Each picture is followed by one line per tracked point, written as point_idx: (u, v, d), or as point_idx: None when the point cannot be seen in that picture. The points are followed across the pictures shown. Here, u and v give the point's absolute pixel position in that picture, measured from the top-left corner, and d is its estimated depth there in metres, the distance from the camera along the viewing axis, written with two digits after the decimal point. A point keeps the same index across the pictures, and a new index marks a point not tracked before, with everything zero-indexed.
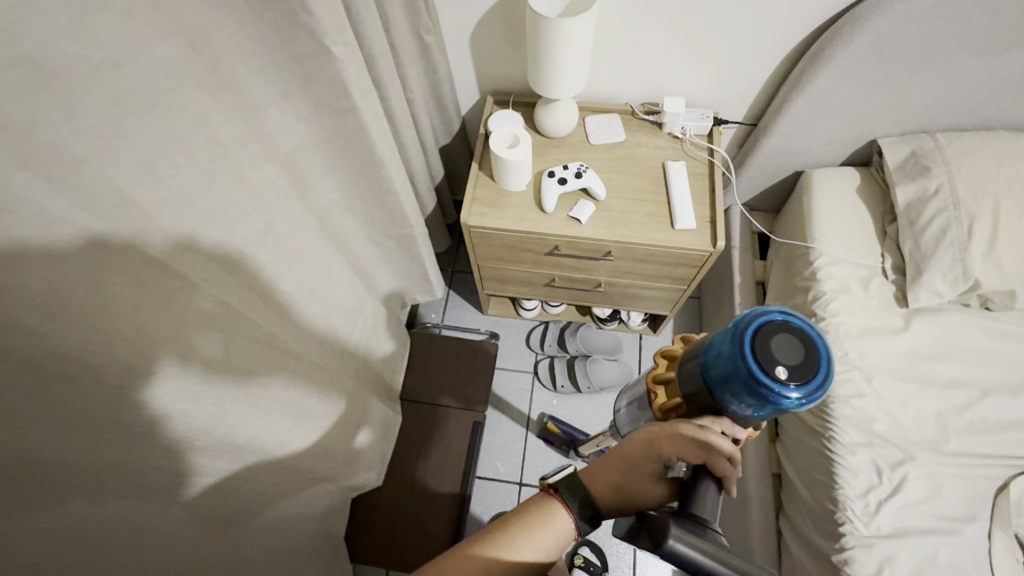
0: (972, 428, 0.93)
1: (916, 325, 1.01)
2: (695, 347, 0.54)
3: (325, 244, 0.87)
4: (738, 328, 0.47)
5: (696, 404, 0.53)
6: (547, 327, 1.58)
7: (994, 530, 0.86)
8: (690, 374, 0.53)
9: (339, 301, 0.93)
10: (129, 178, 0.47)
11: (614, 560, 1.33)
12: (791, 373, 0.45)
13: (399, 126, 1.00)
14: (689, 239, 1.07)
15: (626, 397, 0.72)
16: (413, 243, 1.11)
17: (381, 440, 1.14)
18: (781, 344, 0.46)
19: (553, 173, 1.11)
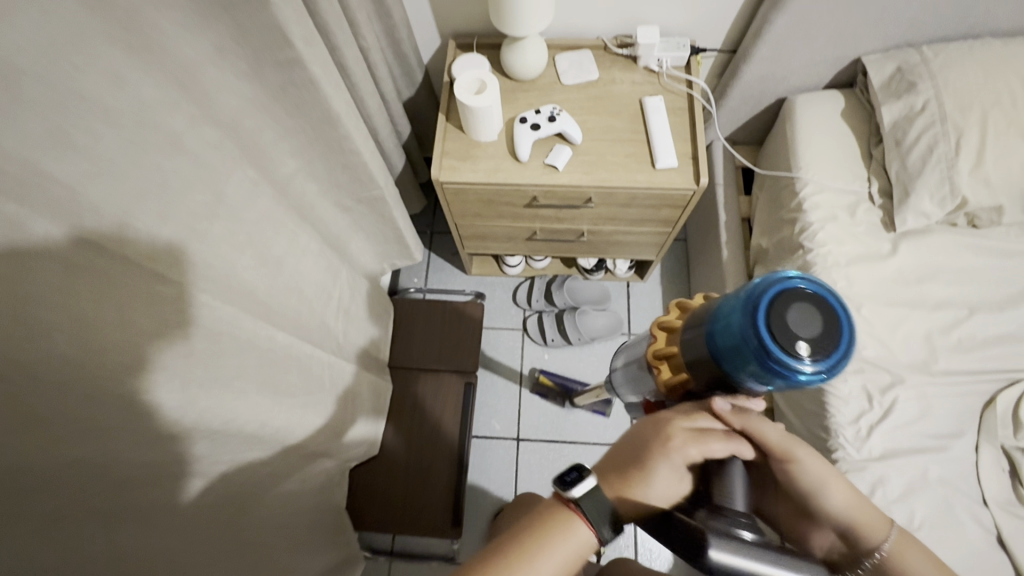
0: (959, 346, 0.93)
1: (904, 249, 0.99)
2: (699, 314, 0.50)
3: (289, 213, 0.82)
4: (750, 296, 0.43)
5: (702, 375, 0.50)
6: (533, 282, 1.55)
7: (981, 443, 0.87)
8: (694, 343, 0.50)
9: (310, 272, 0.88)
10: (40, 151, 0.41)
11: None
12: (808, 347, 0.41)
13: (355, 79, 0.92)
14: (672, 178, 1.03)
15: (622, 358, 0.70)
16: (385, 205, 1.05)
17: (373, 410, 1.12)
18: (799, 314, 0.42)
19: (525, 120, 1.05)
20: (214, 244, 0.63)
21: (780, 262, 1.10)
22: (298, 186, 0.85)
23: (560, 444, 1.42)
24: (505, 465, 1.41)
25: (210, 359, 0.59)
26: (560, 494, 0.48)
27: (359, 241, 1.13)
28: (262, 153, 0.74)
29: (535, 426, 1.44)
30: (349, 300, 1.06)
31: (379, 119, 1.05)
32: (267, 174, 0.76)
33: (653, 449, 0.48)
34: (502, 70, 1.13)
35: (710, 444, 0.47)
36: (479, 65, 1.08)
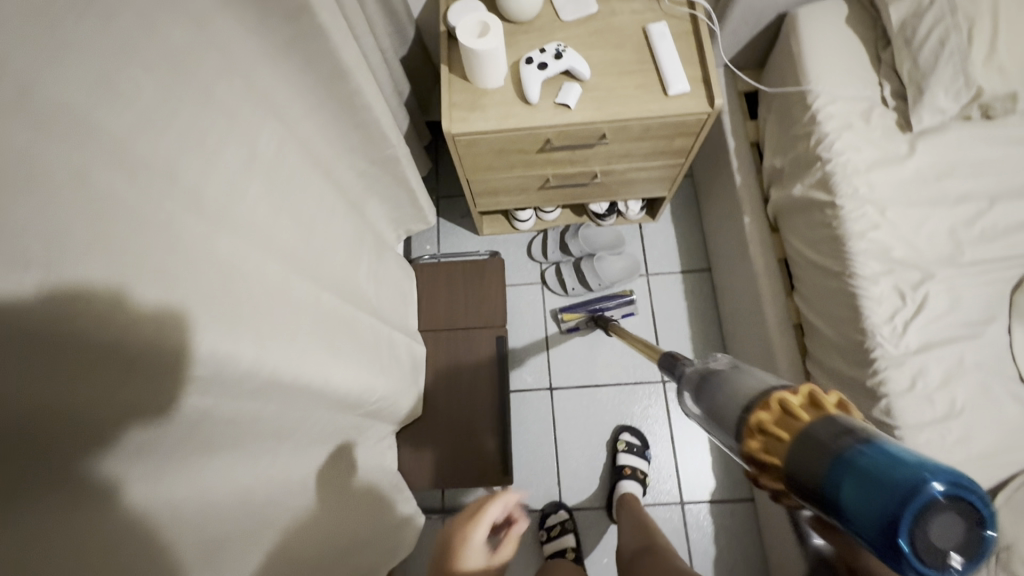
0: (984, 237, 0.95)
1: (921, 149, 1.00)
2: (814, 447, 0.42)
3: (317, 174, 0.81)
4: (899, 496, 0.35)
5: (794, 494, 0.45)
6: (546, 235, 1.55)
7: (1014, 327, 0.89)
8: (794, 474, 0.43)
9: (339, 235, 0.88)
10: (75, 100, 0.40)
11: (653, 438, 1.40)
12: (956, 558, 0.36)
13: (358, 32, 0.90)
14: (684, 103, 1.02)
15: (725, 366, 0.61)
16: (399, 165, 1.04)
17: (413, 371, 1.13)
18: (944, 526, 0.36)
19: (530, 61, 1.03)
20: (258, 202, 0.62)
21: (797, 179, 1.10)
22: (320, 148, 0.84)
23: (593, 388, 1.45)
24: (542, 415, 1.44)
25: (267, 314, 0.59)
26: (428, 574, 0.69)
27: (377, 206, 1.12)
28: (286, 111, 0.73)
29: (566, 374, 1.46)
30: (376, 265, 1.06)
31: (383, 76, 1.03)
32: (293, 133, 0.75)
33: (466, 524, 0.70)
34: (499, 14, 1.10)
35: None
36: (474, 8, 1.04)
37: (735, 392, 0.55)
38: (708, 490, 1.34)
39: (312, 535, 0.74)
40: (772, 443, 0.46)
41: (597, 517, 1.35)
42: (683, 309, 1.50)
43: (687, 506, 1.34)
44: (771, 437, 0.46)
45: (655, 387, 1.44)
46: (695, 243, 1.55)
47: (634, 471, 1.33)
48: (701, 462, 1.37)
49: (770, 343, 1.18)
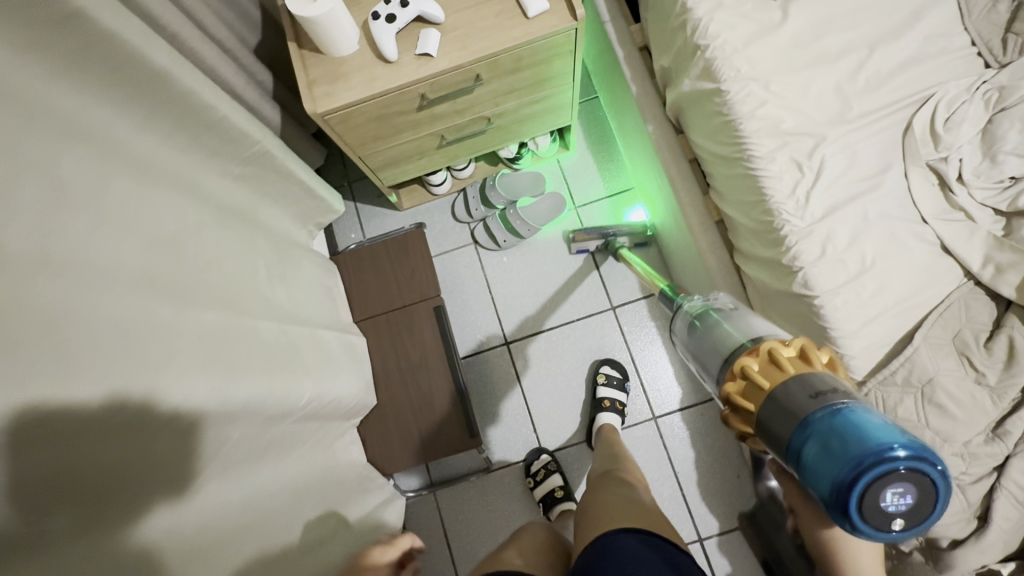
0: (869, 87, 0.93)
1: (795, 11, 0.96)
2: (784, 403, 0.51)
3: (171, 189, 0.76)
4: (850, 462, 0.44)
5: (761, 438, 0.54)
6: (466, 193, 1.50)
7: (910, 169, 0.89)
8: (766, 425, 0.52)
9: (218, 247, 0.83)
10: None
11: (637, 367, 1.41)
12: (896, 518, 0.45)
13: (174, 28, 0.82)
14: (548, 22, 0.97)
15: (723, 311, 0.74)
16: (272, 157, 0.98)
17: (351, 365, 1.12)
18: (894, 492, 0.44)
19: (377, 15, 0.96)
20: (80, 236, 0.58)
21: (683, 73, 1.07)
22: (170, 160, 0.78)
23: (548, 332, 1.45)
24: (505, 370, 1.44)
25: (100, 361, 0.54)
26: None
27: (269, 207, 1.07)
28: (110, 132, 0.67)
29: (519, 326, 1.46)
30: (282, 268, 1.02)
31: (226, 68, 0.96)
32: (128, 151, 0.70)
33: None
34: None
35: None
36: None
37: (723, 336, 0.68)
38: (676, 400, 1.38)
39: (266, 548, 0.74)
40: (756, 391, 0.55)
41: (579, 452, 1.38)
42: None
43: (660, 420, 1.37)
44: (750, 382, 0.56)
45: (607, 316, 1.44)
46: (616, 164, 1.53)
47: (614, 403, 1.34)
48: (664, 375, 1.40)
49: (697, 245, 1.18)
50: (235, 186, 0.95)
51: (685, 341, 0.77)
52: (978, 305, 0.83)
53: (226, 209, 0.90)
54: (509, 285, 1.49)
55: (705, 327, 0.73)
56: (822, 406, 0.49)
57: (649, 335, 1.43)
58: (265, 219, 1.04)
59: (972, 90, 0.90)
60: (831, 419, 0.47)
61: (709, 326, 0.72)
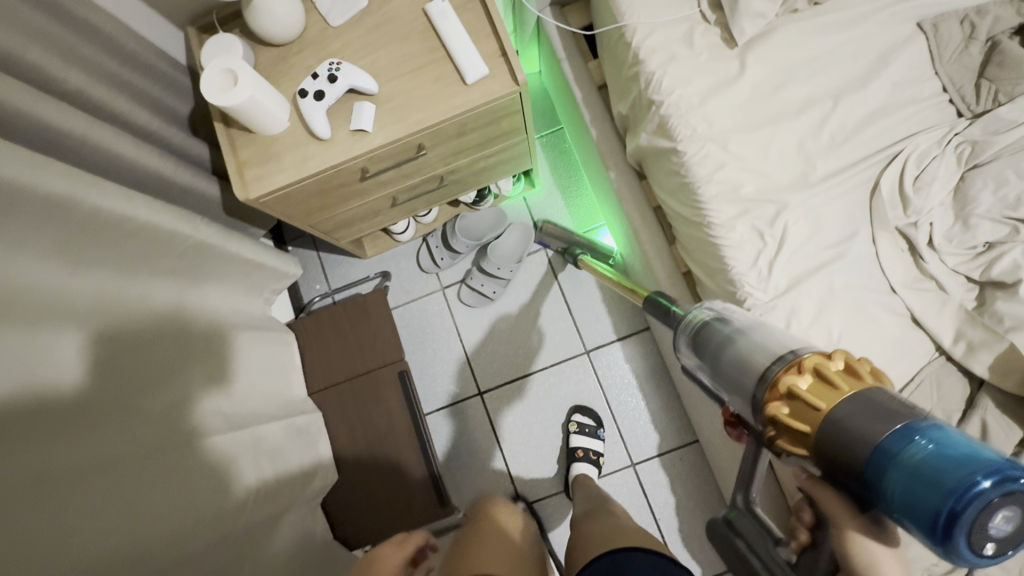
0: (833, 143, 0.87)
1: (752, 62, 0.89)
2: (861, 414, 0.51)
3: (84, 319, 0.72)
4: (954, 486, 0.43)
5: (822, 447, 0.53)
6: (428, 242, 1.46)
7: (877, 234, 0.84)
8: (835, 437, 0.51)
9: (130, 370, 0.77)
10: None
11: (613, 413, 1.37)
12: (995, 545, 0.44)
13: (78, 132, 0.77)
14: (488, 88, 0.90)
15: (733, 323, 0.68)
16: (198, 247, 0.93)
17: (301, 450, 1.08)
18: (999, 519, 0.43)
19: (305, 91, 0.90)
20: None
21: (640, 124, 1.01)
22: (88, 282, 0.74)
23: (521, 380, 1.42)
24: (480, 422, 1.41)
25: None
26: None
27: (215, 291, 1.02)
28: (14, 274, 0.63)
29: (492, 374, 1.42)
30: (224, 361, 0.98)
31: (146, 158, 0.90)
32: (36, 294, 0.65)
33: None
34: (259, 41, 0.95)
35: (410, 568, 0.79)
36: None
37: (741, 357, 0.62)
38: (655, 445, 1.34)
39: None
40: (830, 394, 0.53)
41: (557, 503, 1.36)
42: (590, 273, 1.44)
43: (639, 466, 1.34)
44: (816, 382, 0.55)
45: (582, 360, 1.40)
46: (584, 199, 1.46)
47: (588, 453, 1.31)
48: (642, 419, 1.36)
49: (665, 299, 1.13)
50: (167, 281, 0.89)
51: (694, 360, 0.71)
52: (949, 383, 0.79)
53: (158, 313, 0.85)
54: (480, 332, 1.45)
55: (714, 344, 0.67)
56: (906, 425, 0.49)
57: (625, 380, 1.39)
58: (208, 308, 0.99)
59: (942, 143, 0.85)
60: (921, 440, 0.47)
61: (718, 343, 0.66)
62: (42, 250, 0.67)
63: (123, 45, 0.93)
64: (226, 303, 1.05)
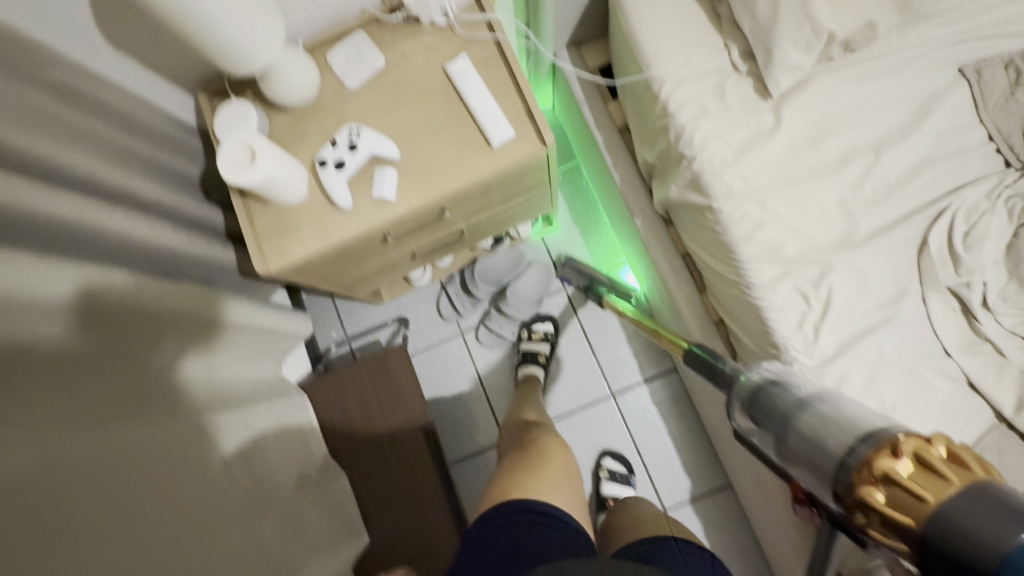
0: (876, 198, 0.84)
1: (788, 114, 0.86)
2: (978, 514, 0.41)
3: (124, 415, 0.70)
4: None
5: (922, 550, 0.43)
6: (447, 290, 1.44)
7: (928, 294, 0.80)
8: (942, 543, 0.41)
9: (164, 464, 0.74)
10: None
11: (643, 459, 1.34)
12: None
13: (93, 222, 0.74)
14: (513, 150, 0.87)
15: (798, 392, 0.60)
16: (198, 323, 0.89)
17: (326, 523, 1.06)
18: None
19: (325, 161, 0.87)
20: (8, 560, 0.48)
21: (669, 176, 0.97)
22: (120, 380, 0.71)
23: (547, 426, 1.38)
24: None
25: None
26: None
27: (232, 363, 0.99)
28: (45, 388, 0.59)
29: None
30: (243, 439, 0.95)
31: (159, 233, 0.87)
32: (83, 398, 0.64)
33: None
34: (273, 105, 0.92)
35: None
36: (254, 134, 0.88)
37: (813, 433, 0.54)
38: (687, 490, 1.31)
39: None
40: (934, 487, 0.43)
41: None
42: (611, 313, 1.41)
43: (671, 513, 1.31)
44: (919, 469, 0.44)
45: (608, 404, 1.37)
46: (604, 237, 1.43)
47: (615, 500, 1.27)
48: (672, 464, 1.32)
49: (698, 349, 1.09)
50: (185, 361, 0.85)
51: (755, 431, 0.62)
52: (1013, 452, 0.75)
53: (184, 399, 0.83)
54: (500, 377, 1.42)
55: (778, 415, 0.59)
56: None
57: (654, 423, 1.35)
58: (228, 383, 0.96)
59: (991, 196, 0.81)
60: None
61: (783, 415, 0.58)
62: (75, 360, 0.64)
63: (132, 116, 0.89)
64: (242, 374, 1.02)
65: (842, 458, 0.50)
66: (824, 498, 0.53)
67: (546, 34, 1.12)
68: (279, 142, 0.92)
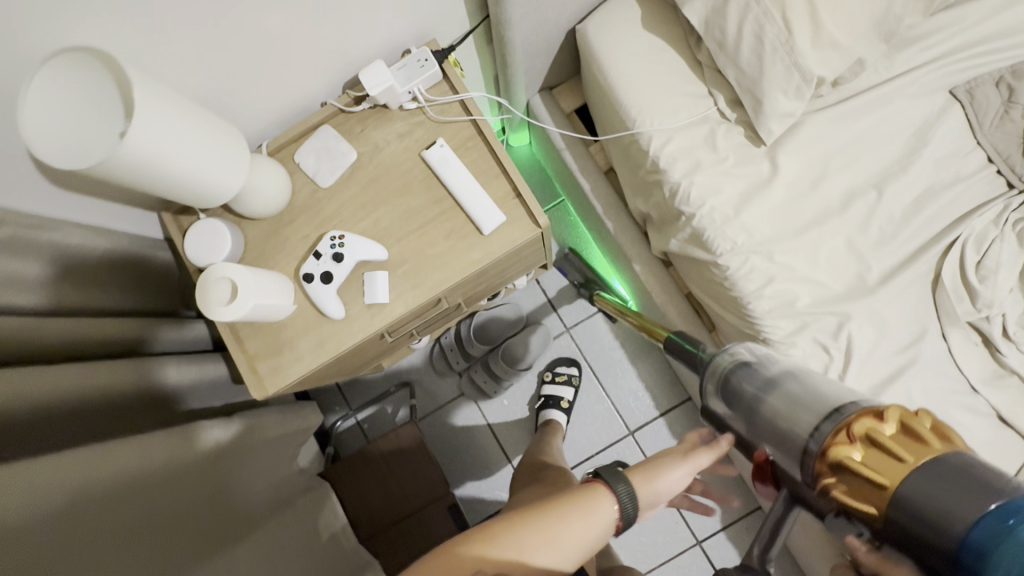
0: (883, 237, 0.82)
1: (784, 160, 0.83)
2: (946, 477, 0.44)
3: None
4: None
5: (882, 509, 0.46)
6: (443, 344, 1.39)
7: (947, 330, 0.79)
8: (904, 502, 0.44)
9: None
10: None
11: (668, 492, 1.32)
12: None
13: (73, 390, 0.68)
14: (506, 234, 0.83)
15: (763, 373, 0.63)
16: (206, 457, 0.84)
17: None
18: None
19: (309, 275, 0.82)
20: None
21: (668, 228, 0.93)
22: (136, 551, 0.66)
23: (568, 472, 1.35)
24: None
25: None
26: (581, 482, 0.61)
27: (249, 481, 0.93)
28: None
29: None
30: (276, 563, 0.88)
31: (140, 377, 0.81)
32: None
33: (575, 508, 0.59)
34: (244, 217, 0.86)
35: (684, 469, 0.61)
36: (228, 256, 0.82)
37: (784, 416, 0.56)
38: (717, 518, 1.30)
39: None
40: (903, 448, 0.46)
41: None
42: (618, 350, 1.38)
43: (705, 543, 1.30)
44: (902, 433, 0.46)
45: (627, 442, 1.35)
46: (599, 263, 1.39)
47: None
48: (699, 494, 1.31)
49: None
50: (197, 501, 0.79)
51: (727, 409, 0.63)
52: None
53: (202, 544, 0.76)
54: (514, 429, 1.38)
55: (746, 402, 0.61)
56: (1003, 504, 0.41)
57: None
58: (247, 505, 0.90)
59: (999, 222, 0.80)
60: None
61: (751, 400, 0.60)
62: (73, 560, 0.58)
63: (96, 248, 0.83)
64: (262, 486, 0.96)
65: (812, 440, 0.52)
66: (790, 469, 0.55)
67: (517, 88, 1.07)
68: (256, 255, 0.86)
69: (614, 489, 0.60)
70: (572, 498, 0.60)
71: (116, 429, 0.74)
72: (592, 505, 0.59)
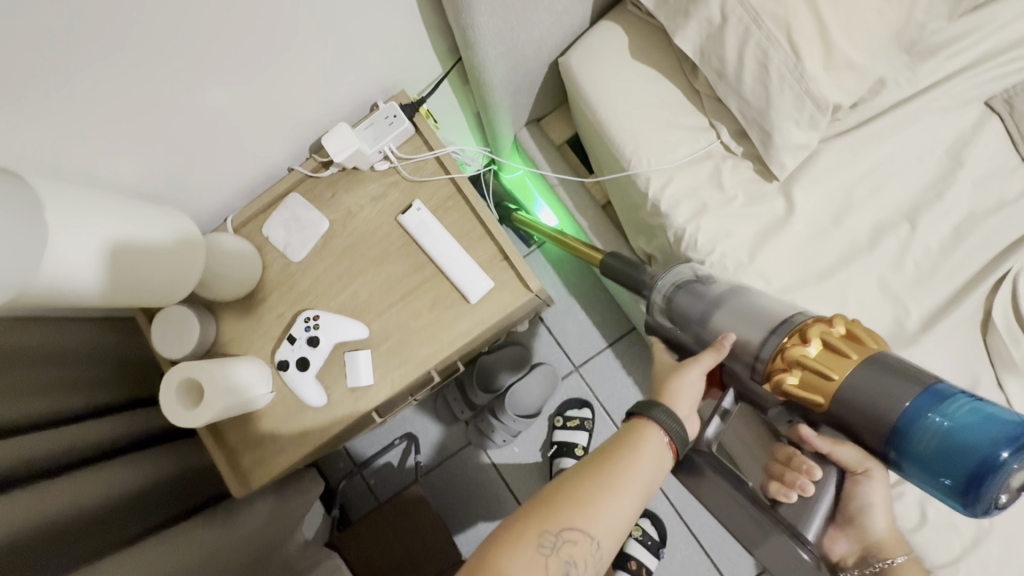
0: (920, 275, 0.73)
1: (801, 196, 0.74)
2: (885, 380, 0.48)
3: None
4: (982, 456, 0.42)
5: (828, 402, 0.49)
6: (446, 392, 1.31)
7: (1003, 377, 0.71)
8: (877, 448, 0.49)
9: None
10: None
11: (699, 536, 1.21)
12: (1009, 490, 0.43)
13: (38, 517, 0.61)
14: (496, 299, 0.76)
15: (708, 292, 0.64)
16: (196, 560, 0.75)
17: None
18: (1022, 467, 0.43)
19: (284, 362, 0.75)
20: None
21: None
22: None
23: None
24: None
25: None
26: (633, 421, 0.56)
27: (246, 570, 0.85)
28: None
29: None
30: None
31: (115, 484, 0.74)
32: None
33: (630, 458, 0.53)
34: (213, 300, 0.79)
35: (688, 372, 0.57)
36: (199, 346, 0.75)
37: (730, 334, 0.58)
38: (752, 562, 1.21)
39: None
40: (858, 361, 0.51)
41: None
42: (631, 385, 1.30)
43: None
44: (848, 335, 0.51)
45: None
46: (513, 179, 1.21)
47: (641, 565, 1.16)
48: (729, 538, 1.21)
49: None
50: None
51: (671, 325, 0.65)
52: None
53: None
54: (527, 477, 1.30)
55: (689, 322, 0.63)
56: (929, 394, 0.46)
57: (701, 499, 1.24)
58: None
59: None
60: (937, 414, 0.45)
61: (698, 319, 0.62)
62: None
63: (65, 347, 0.76)
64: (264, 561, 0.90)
65: (763, 351, 0.54)
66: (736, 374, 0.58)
67: (501, 127, 0.99)
68: (228, 341, 0.79)
69: (653, 418, 0.55)
70: (617, 443, 0.55)
71: (88, 554, 0.66)
72: (640, 441, 0.54)
